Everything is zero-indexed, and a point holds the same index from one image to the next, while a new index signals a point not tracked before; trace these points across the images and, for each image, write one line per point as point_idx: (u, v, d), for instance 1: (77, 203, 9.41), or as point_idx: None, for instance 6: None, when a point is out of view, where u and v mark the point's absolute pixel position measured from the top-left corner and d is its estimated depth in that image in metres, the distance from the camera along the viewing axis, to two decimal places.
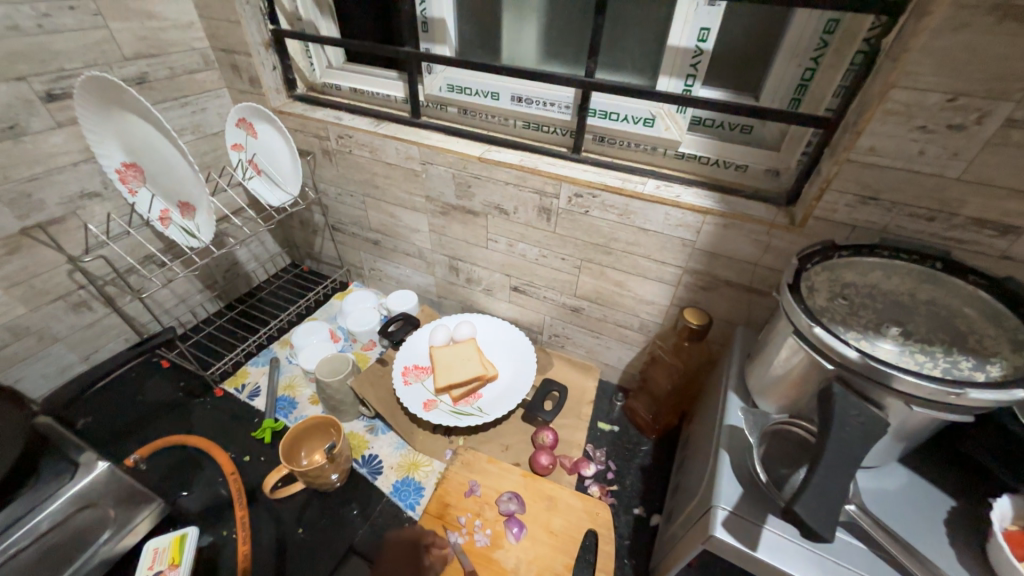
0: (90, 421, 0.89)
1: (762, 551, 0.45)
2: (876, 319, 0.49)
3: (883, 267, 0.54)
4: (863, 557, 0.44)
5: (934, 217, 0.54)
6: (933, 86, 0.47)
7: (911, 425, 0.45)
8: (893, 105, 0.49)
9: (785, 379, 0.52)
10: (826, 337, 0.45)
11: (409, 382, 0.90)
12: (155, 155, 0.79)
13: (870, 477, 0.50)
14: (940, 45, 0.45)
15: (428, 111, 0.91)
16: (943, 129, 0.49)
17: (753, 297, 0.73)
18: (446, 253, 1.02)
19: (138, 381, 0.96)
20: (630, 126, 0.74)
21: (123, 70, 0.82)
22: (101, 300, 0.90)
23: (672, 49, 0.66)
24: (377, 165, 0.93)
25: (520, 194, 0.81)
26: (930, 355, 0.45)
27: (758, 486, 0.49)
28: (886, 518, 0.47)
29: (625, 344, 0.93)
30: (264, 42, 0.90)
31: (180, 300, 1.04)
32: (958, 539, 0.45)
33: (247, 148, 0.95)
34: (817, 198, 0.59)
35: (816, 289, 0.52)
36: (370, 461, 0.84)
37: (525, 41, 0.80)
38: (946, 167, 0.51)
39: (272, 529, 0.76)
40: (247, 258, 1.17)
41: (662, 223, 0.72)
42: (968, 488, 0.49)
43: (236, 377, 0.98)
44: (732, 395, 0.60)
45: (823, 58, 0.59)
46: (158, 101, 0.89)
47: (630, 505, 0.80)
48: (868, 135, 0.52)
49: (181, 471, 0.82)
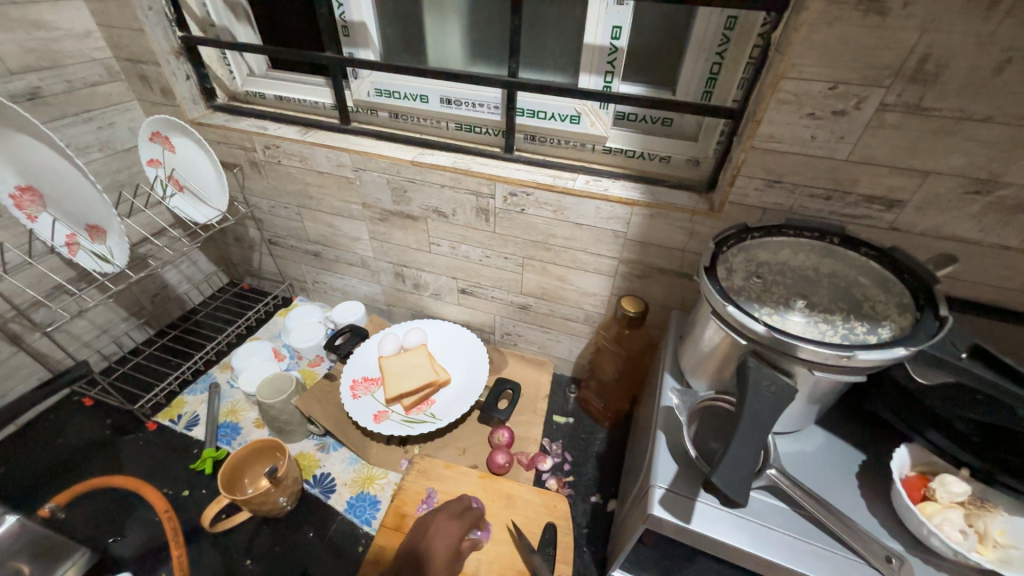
0: (1, 472, 0.80)
1: (695, 523, 0.47)
2: (786, 294, 0.53)
3: (790, 245, 0.58)
4: (785, 517, 0.47)
5: (831, 196, 0.59)
6: (816, 76, 0.51)
7: (820, 389, 0.49)
8: (785, 95, 0.53)
9: (711, 357, 0.55)
10: (739, 315, 0.47)
11: (358, 395, 0.87)
12: (54, 177, 0.73)
13: (790, 441, 0.54)
14: (818, 38, 0.49)
15: (358, 117, 0.89)
16: (829, 115, 0.53)
17: (685, 282, 0.76)
18: (391, 260, 1.00)
19: (58, 423, 0.88)
20: (558, 124, 0.75)
21: (10, 85, 0.75)
22: (5, 339, 0.82)
23: (589, 47, 0.68)
24: (309, 174, 0.90)
25: (456, 196, 0.81)
26: (831, 323, 0.49)
27: (690, 462, 0.52)
28: (805, 478, 0.50)
29: (574, 337, 0.95)
30: (173, 51, 0.85)
31: (102, 331, 0.97)
32: (866, 489, 0.49)
33: (165, 163, 0.90)
34: (730, 184, 0.63)
35: (733, 271, 0.55)
36: (322, 480, 0.82)
37: (450, 43, 0.80)
38: (835, 150, 0.55)
39: (218, 564, 0.72)
40: (178, 280, 1.10)
41: (595, 217, 0.74)
42: (875, 441, 0.54)
43: (171, 408, 0.92)
44: (668, 377, 0.63)
45: (726, 53, 0.63)
46: (56, 118, 0.82)
47: (587, 493, 0.82)
48: (767, 123, 0.56)
49: (112, 515, 0.76)
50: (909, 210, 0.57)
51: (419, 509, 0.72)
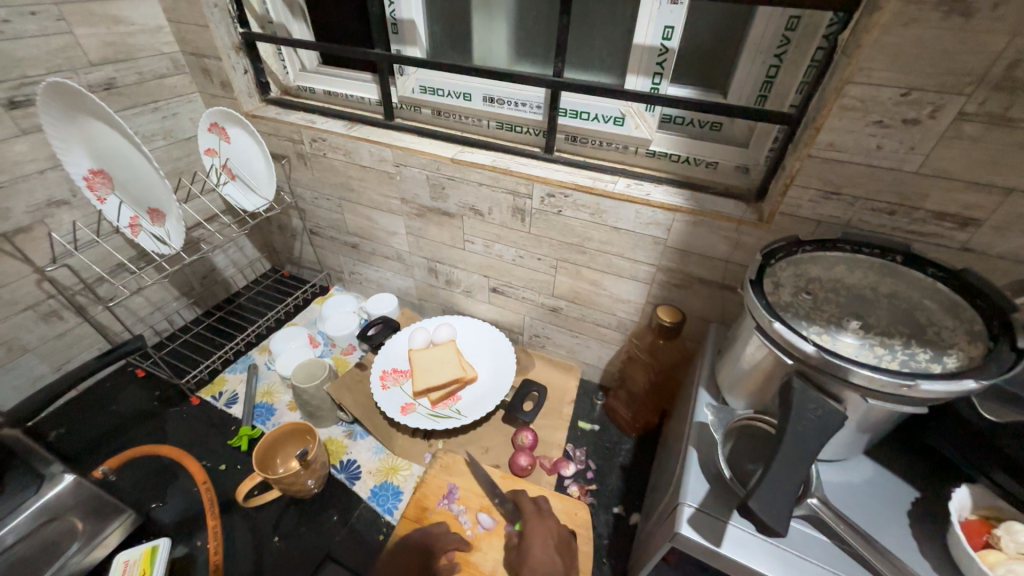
0: (62, 433, 0.87)
1: (726, 547, 0.45)
2: (839, 313, 0.49)
3: (846, 262, 0.55)
4: (825, 550, 0.44)
5: (895, 211, 0.55)
6: (886, 82, 0.48)
7: (872, 418, 0.46)
8: (849, 101, 0.50)
9: (752, 375, 0.52)
10: (785, 332, 0.45)
11: (387, 386, 0.89)
12: (122, 161, 0.78)
13: (833, 470, 0.51)
14: (890, 41, 0.45)
15: (402, 113, 0.90)
16: (899, 123, 0.49)
17: (725, 294, 0.73)
18: (425, 255, 1.02)
19: (113, 391, 0.95)
20: (601, 125, 0.74)
21: (89, 76, 0.81)
22: (72, 310, 0.88)
23: (638, 47, 0.66)
24: (352, 168, 0.93)
25: (494, 195, 0.81)
26: (889, 347, 0.46)
27: (724, 483, 0.49)
28: (850, 512, 0.47)
29: (604, 343, 0.93)
30: (233, 46, 0.89)
31: (156, 307, 1.03)
32: (919, 530, 0.45)
33: (220, 153, 0.94)
34: (782, 194, 0.59)
35: (781, 285, 0.52)
36: (348, 467, 0.84)
37: (496, 42, 0.80)
38: (904, 161, 0.51)
39: (248, 538, 0.75)
40: (225, 264, 1.16)
41: (634, 221, 0.72)
42: (931, 479, 0.50)
43: (214, 385, 0.97)
44: (703, 393, 0.61)
45: (785, 55, 0.60)
46: (127, 107, 0.88)
47: (610, 504, 0.80)
48: (827, 131, 0.53)
49: (156, 481, 0.81)
50: (985, 230, 0.52)
51: (440, 504, 0.71)
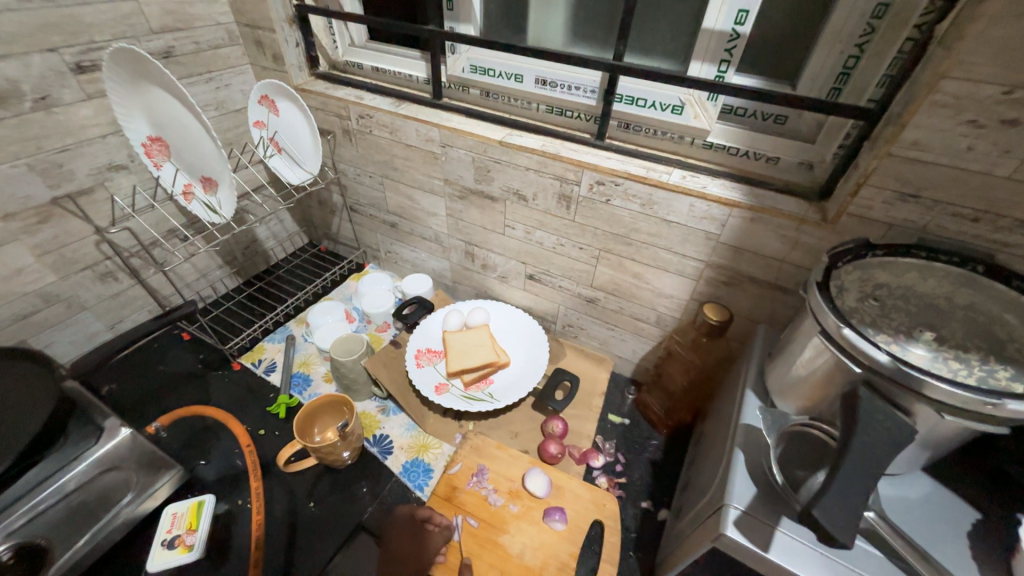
0: (114, 388, 0.92)
1: (774, 552, 0.44)
2: (909, 323, 0.47)
3: (919, 269, 0.52)
4: (880, 565, 0.43)
5: (979, 218, 0.51)
6: (989, 78, 0.44)
7: (939, 434, 0.44)
8: (943, 97, 0.47)
9: (808, 380, 0.50)
10: (854, 338, 0.43)
11: (421, 365, 0.90)
12: (178, 129, 0.80)
13: (890, 485, 0.49)
14: (999, 33, 0.42)
15: (450, 93, 0.90)
16: (996, 123, 0.46)
17: (776, 294, 0.71)
18: (463, 237, 1.01)
19: (161, 352, 0.99)
20: (658, 113, 0.71)
21: (150, 43, 0.83)
22: (127, 272, 0.92)
23: (706, 32, 0.63)
24: (397, 146, 0.93)
25: (540, 180, 0.80)
26: (965, 362, 0.43)
27: (773, 488, 0.48)
28: (907, 528, 0.45)
29: (640, 337, 0.92)
30: (288, 19, 0.89)
31: (202, 274, 1.06)
32: (981, 552, 0.43)
33: (269, 125, 0.96)
34: (853, 194, 0.57)
35: (846, 289, 0.50)
36: (381, 441, 0.86)
37: (553, 21, 0.78)
38: (996, 165, 0.48)
39: (284, 501, 0.78)
40: (266, 236, 1.18)
41: (687, 215, 0.70)
42: (997, 504, 0.47)
43: (253, 352, 1.00)
44: (750, 394, 0.59)
45: (868, 45, 0.56)
46: (183, 76, 0.89)
47: (638, 498, 0.80)
48: (913, 128, 0.49)
49: (202, 440, 0.85)
50: None
51: (470, 483, 0.73)
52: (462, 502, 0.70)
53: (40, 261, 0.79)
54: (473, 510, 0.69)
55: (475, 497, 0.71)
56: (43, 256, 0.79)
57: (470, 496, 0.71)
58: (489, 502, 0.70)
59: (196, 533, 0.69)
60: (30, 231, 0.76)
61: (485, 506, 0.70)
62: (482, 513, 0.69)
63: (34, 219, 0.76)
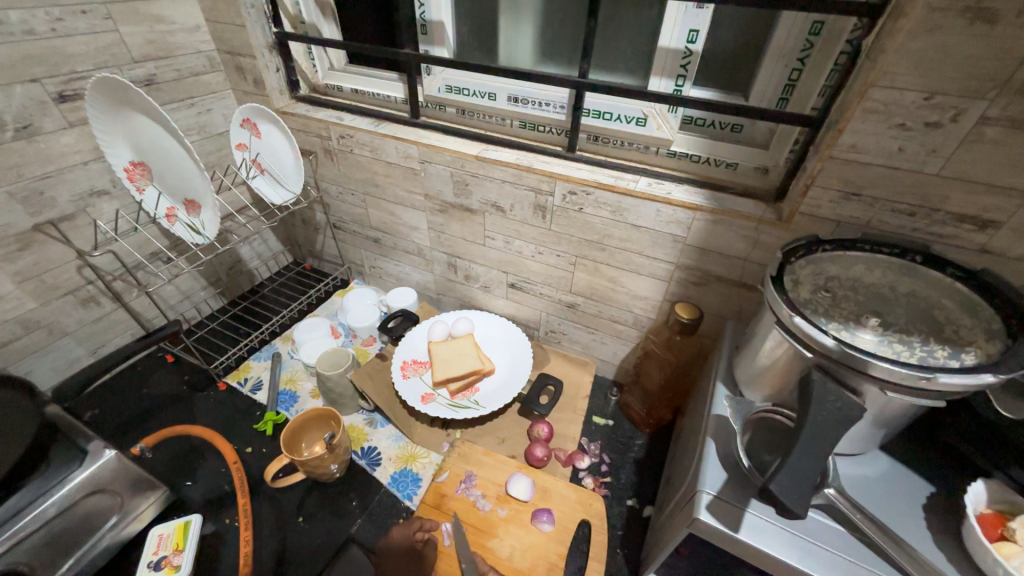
0: (96, 412, 0.91)
1: (744, 533, 0.47)
2: (857, 311, 0.51)
3: (866, 261, 0.56)
4: (841, 539, 0.46)
5: (915, 212, 0.56)
6: (910, 86, 0.49)
7: (889, 412, 0.47)
8: (872, 104, 0.51)
9: (771, 369, 0.53)
10: (805, 326, 0.46)
11: (407, 376, 0.92)
12: (159, 152, 0.81)
13: (850, 464, 0.52)
14: (915, 46, 0.47)
15: (428, 111, 0.93)
16: (921, 126, 0.50)
17: (742, 292, 0.75)
18: (445, 250, 1.04)
19: (145, 375, 0.99)
20: (623, 126, 0.76)
21: (132, 71, 0.85)
22: (109, 296, 0.93)
23: (663, 50, 0.68)
24: (377, 164, 0.96)
25: (516, 192, 0.83)
26: (908, 344, 0.47)
27: (742, 472, 0.51)
28: (866, 502, 0.48)
29: (620, 340, 0.95)
30: (268, 45, 0.93)
31: (185, 296, 1.07)
32: (934, 522, 0.46)
33: (251, 148, 0.97)
34: (802, 195, 0.61)
35: (800, 282, 0.54)
36: (369, 453, 0.87)
37: (522, 43, 0.83)
38: (925, 164, 0.52)
39: (272, 518, 0.78)
40: (250, 256, 1.19)
41: (654, 219, 0.73)
42: (948, 476, 0.51)
43: (239, 371, 1.00)
44: (720, 386, 0.62)
45: (808, 59, 0.61)
46: (165, 102, 0.91)
47: (623, 496, 0.82)
48: (850, 133, 0.54)
49: (188, 461, 0.85)
50: (1004, 232, 0.53)
51: (458, 490, 0.74)
52: (450, 508, 0.71)
53: (20, 287, 0.79)
54: (461, 516, 0.70)
55: (463, 504, 0.72)
56: (24, 283, 0.79)
57: (458, 502, 0.72)
58: (477, 507, 0.71)
59: (183, 553, 0.68)
60: (11, 258, 0.76)
61: (474, 511, 0.71)
62: (470, 519, 0.70)
63: (16, 246, 0.76)
